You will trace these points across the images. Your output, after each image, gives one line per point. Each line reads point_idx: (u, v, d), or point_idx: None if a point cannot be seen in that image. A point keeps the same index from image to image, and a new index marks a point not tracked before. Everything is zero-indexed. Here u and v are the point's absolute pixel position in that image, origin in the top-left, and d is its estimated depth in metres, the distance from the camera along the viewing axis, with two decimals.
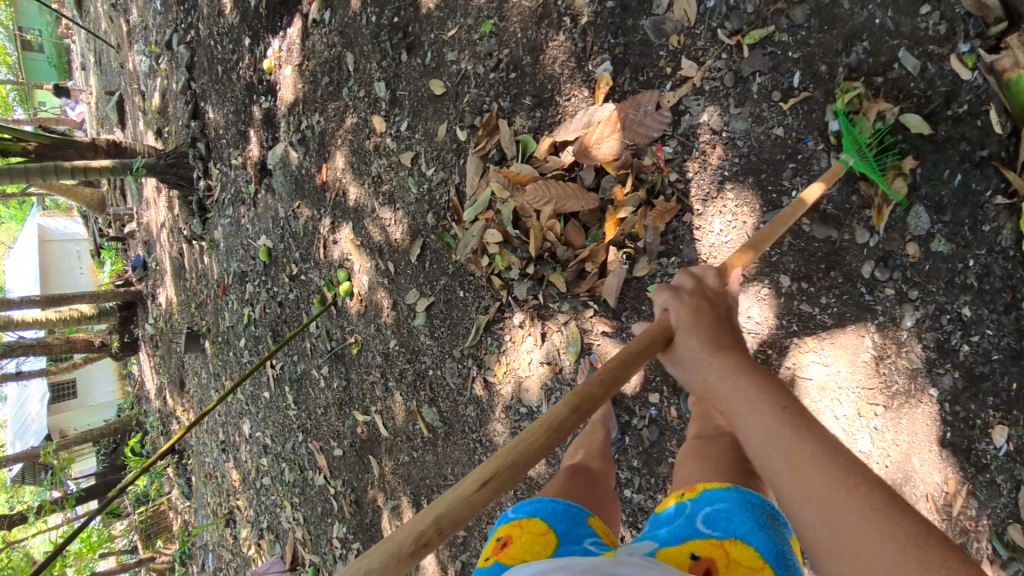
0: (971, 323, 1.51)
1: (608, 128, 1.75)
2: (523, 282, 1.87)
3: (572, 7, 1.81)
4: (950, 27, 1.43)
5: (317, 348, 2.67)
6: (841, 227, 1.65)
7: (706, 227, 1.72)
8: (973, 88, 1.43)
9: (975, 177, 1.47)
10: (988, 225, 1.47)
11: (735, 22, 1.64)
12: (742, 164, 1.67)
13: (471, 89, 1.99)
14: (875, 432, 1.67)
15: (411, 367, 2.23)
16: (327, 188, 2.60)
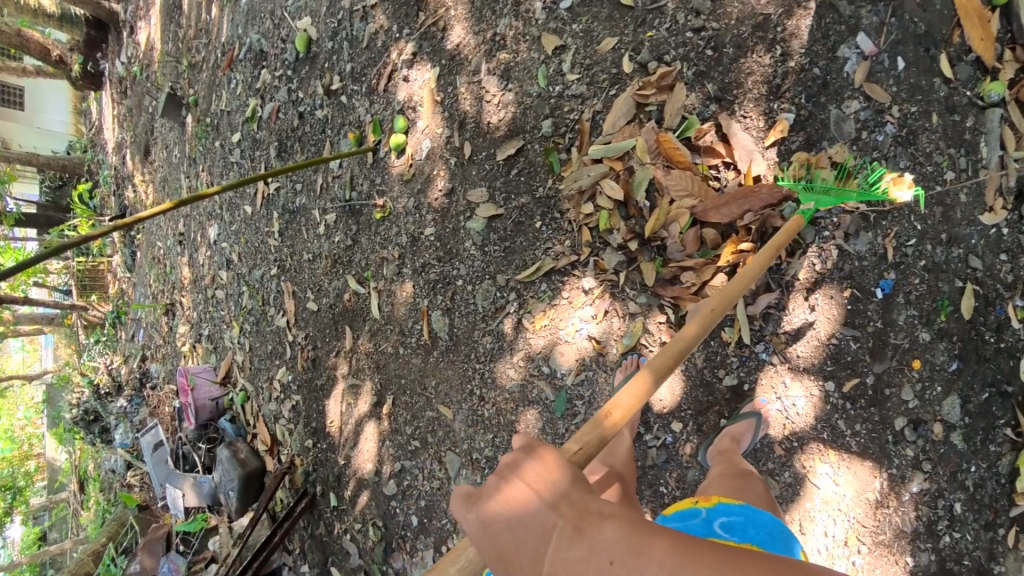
0: (957, 519, 1.57)
1: (767, 170, 1.65)
2: (616, 252, 1.70)
3: (789, 41, 1.59)
4: (1016, 280, 1.50)
5: (331, 190, 2.35)
6: (893, 374, 1.61)
7: (800, 306, 1.68)
8: (1015, 333, 1.52)
9: (997, 402, 1.53)
10: (994, 446, 1.54)
11: (889, 166, 1.57)
12: (840, 277, 1.65)
13: (662, 28, 1.68)
14: (852, 565, 1.67)
15: (437, 266, 2.00)
16: (425, 8, 2.09)
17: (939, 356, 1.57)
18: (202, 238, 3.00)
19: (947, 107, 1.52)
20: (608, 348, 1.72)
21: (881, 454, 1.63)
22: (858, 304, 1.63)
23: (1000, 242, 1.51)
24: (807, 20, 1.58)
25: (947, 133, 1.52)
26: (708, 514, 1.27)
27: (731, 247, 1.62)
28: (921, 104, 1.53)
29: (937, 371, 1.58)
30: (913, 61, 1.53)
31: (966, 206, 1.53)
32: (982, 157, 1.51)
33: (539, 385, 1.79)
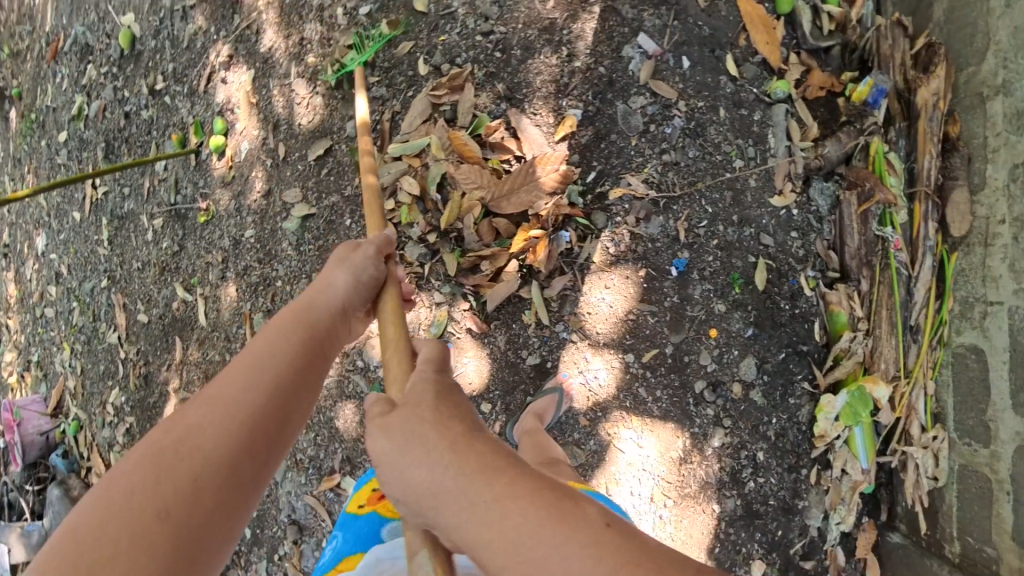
0: (760, 466, 1.89)
1: (556, 161, 1.86)
2: (419, 246, 1.83)
3: (573, 44, 1.92)
4: (806, 254, 2.05)
5: (156, 193, 2.24)
6: (692, 342, 1.86)
7: (599, 286, 1.82)
8: (809, 302, 2.04)
9: (793, 359, 2.00)
10: (793, 399, 1.98)
11: (680, 155, 1.97)
12: (636, 261, 1.86)
13: (452, 32, 1.92)
14: (659, 520, 1.85)
15: (259, 269, 1.97)
16: (238, 10, 2.10)
17: (734, 324, 1.94)
18: (28, 248, 2.71)
19: (734, 103, 2.01)
20: (416, 337, 1.81)
21: (682, 415, 1.82)
22: (653, 279, 1.86)
23: (791, 221, 2.04)
24: (591, 25, 1.93)
25: (737, 126, 2.02)
26: None
27: (523, 237, 1.79)
28: (710, 98, 2.01)
29: (732, 336, 1.93)
30: (700, 61, 2.00)
31: (756, 190, 2.02)
32: (771, 147, 2.04)
33: (354, 380, 1.80)
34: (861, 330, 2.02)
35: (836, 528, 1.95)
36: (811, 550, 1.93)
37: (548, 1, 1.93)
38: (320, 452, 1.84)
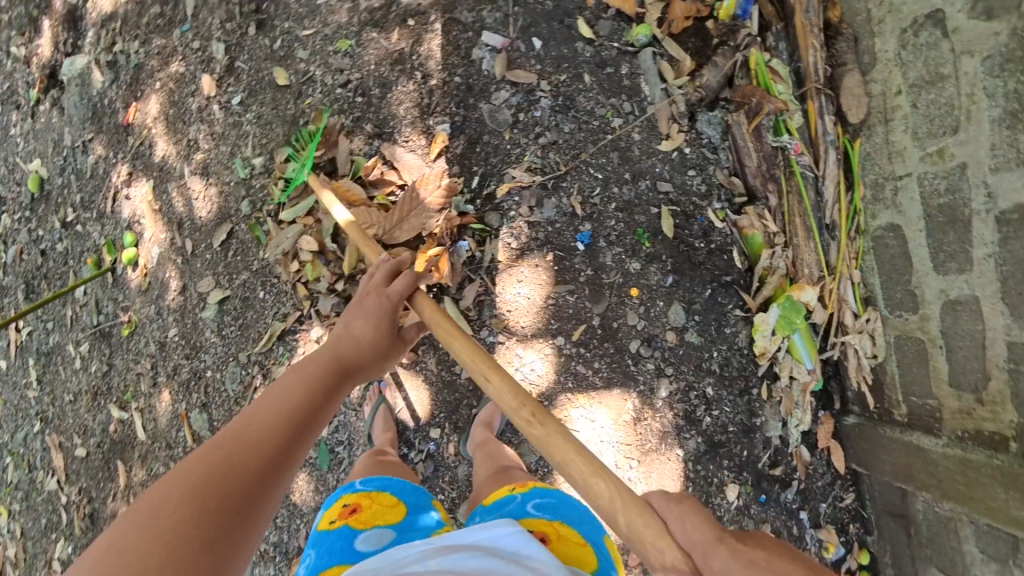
0: (713, 400, 1.98)
1: (436, 178, 1.92)
2: (330, 296, 1.82)
3: (425, 66, 1.99)
4: (708, 189, 2.14)
5: (80, 319, 2.18)
6: (616, 308, 1.93)
7: (511, 282, 1.88)
8: (723, 233, 2.14)
9: (720, 293, 2.09)
10: (729, 328, 2.07)
11: (556, 133, 2.01)
12: (542, 245, 1.92)
13: (315, 93, 1.99)
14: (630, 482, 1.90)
15: (187, 364, 1.95)
16: (131, 131, 2.13)
17: (653, 277, 2.01)
18: None
19: (597, 66, 2.08)
20: None
21: (624, 378, 1.89)
22: (563, 258, 1.92)
23: (686, 160, 2.13)
24: (437, 42, 1.99)
25: (606, 86, 2.08)
26: (522, 496, 1.24)
27: (423, 257, 1.85)
28: (570, 69, 2.05)
29: (654, 290, 2.00)
30: (552, 36, 2.07)
31: (642, 141, 2.10)
32: (647, 94, 2.13)
33: None
34: (778, 245, 2.14)
35: (796, 431, 2.05)
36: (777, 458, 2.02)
37: (392, 35, 2.00)
38: (282, 535, 1.81)
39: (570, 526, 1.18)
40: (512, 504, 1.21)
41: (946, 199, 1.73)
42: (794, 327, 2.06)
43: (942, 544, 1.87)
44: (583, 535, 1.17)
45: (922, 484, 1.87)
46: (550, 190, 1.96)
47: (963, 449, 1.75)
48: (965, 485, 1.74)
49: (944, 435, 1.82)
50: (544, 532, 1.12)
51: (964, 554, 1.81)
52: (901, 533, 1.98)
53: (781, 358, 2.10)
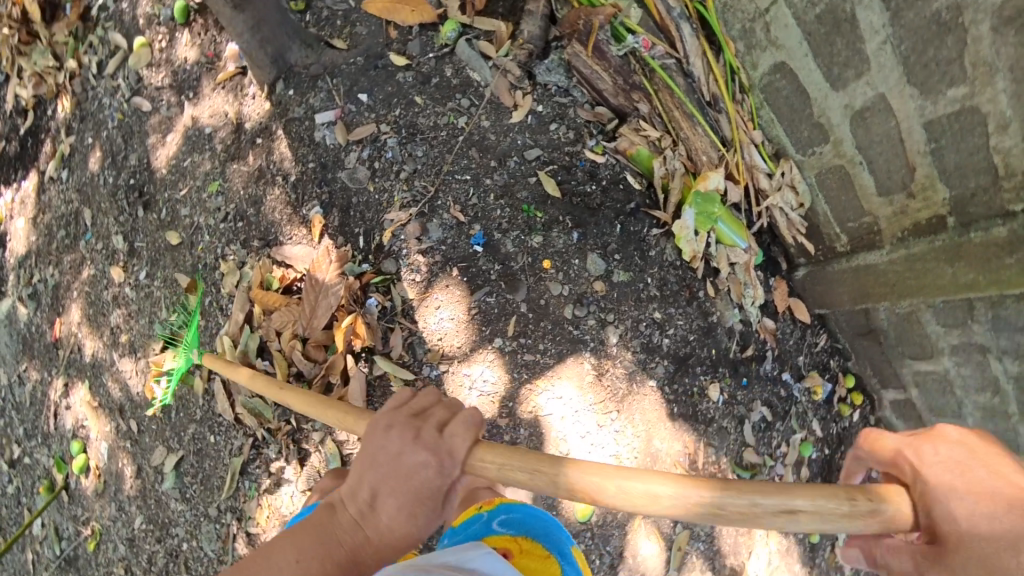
0: (664, 321, 2.07)
1: (328, 254, 1.98)
2: (274, 408, 1.91)
3: (282, 167, 2.08)
4: (577, 132, 2.15)
5: (45, 554, 2.43)
6: (536, 286, 2.00)
7: (431, 311, 1.95)
8: (611, 165, 2.15)
9: (630, 223, 2.12)
10: (653, 250, 2.11)
11: (413, 162, 2.06)
12: (444, 261, 1.98)
13: (204, 238, 2.10)
14: (617, 431, 1.99)
15: (162, 545, 2.10)
16: (61, 344, 2.36)
17: (558, 241, 2.05)
18: None
19: (424, 83, 2.12)
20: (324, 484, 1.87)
21: (576, 342, 1.98)
22: (472, 267, 1.99)
23: (543, 119, 2.14)
24: (285, 144, 2.09)
25: (439, 95, 2.11)
26: (488, 515, 1.50)
27: (341, 331, 1.93)
28: (402, 99, 2.10)
29: (564, 252, 2.05)
30: (374, 82, 2.11)
31: (493, 126, 2.12)
32: (480, 79, 2.14)
33: None
34: (667, 149, 2.14)
35: (753, 307, 2.16)
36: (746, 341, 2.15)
37: (248, 158, 2.11)
38: None
39: (534, 540, 1.47)
40: (478, 526, 1.47)
41: (822, 8, 1.69)
42: (711, 220, 2.09)
43: (909, 336, 2.06)
44: (546, 547, 1.46)
45: (880, 296, 1.96)
46: (428, 216, 2.02)
47: (906, 247, 1.83)
48: (916, 279, 1.82)
49: (887, 243, 1.89)
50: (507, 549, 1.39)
51: (931, 335, 1.98)
52: (873, 346, 2.21)
53: (715, 252, 2.15)
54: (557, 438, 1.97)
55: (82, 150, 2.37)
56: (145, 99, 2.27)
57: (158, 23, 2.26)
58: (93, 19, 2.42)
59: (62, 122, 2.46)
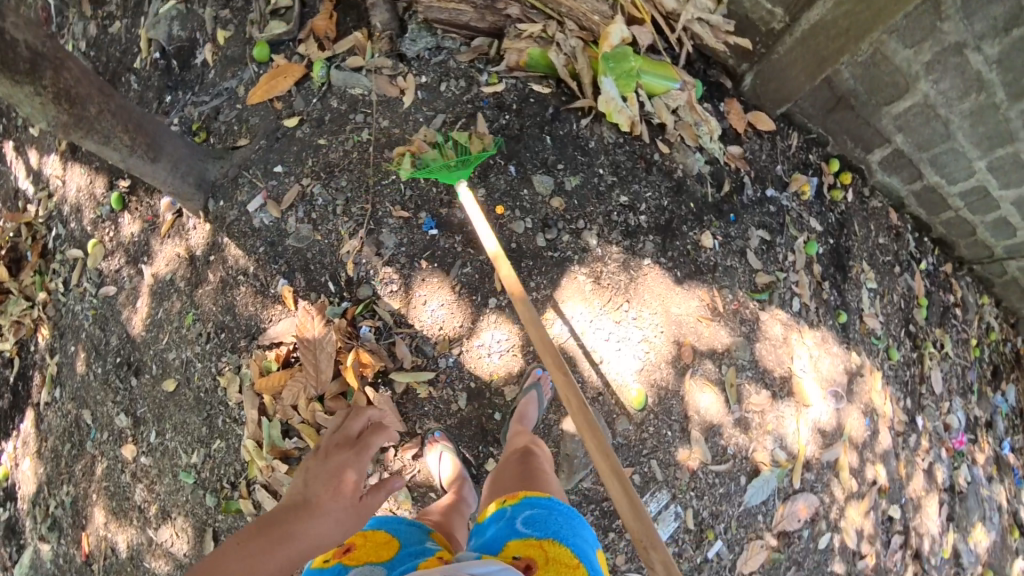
0: (629, 205, 2.15)
1: (305, 314, 1.94)
2: None
3: (237, 265, 2.03)
4: (466, 78, 2.11)
5: None
6: (501, 236, 2.02)
7: (421, 307, 1.95)
8: (513, 90, 2.12)
9: (556, 129, 2.12)
10: (590, 141, 2.15)
11: (341, 191, 2.04)
12: (406, 256, 1.99)
13: (197, 368, 2.02)
14: (636, 318, 2.08)
15: None
16: (93, 559, 2.21)
17: (494, 176, 2.06)
18: None
19: (318, 121, 2.09)
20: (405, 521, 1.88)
21: (560, 261, 2.03)
22: (437, 252, 1.99)
23: (431, 86, 2.11)
24: (234, 247, 2.05)
25: (332, 121, 2.09)
26: (512, 512, 1.36)
27: (348, 371, 1.88)
28: (305, 143, 2.09)
29: (506, 192, 2.05)
30: (281, 148, 2.11)
31: (390, 116, 2.08)
32: (362, 87, 2.10)
33: None
34: (555, 36, 2.12)
35: (713, 142, 2.33)
36: (722, 178, 2.35)
37: (210, 277, 2.05)
38: None
39: (561, 543, 1.28)
40: (503, 524, 1.33)
41: None
42: (635, 73, 2.12)
43: (880, 81, 2.15)
44: (574, 552, 1.27)
45: (840, 49, 2.09)
46: (377, 232, 2.00)
47: None
48: (866, 8, 1.96)
49: None
50: (528, 559, 1.23)
51: (901, 66, 2.07)
52: (849, 113, 2.35)
53: (652, 106, 2.21)
54: (585, 352, 2.03)
55: (68, 360, 2.26)
56: (111, 284, 2.19)
57: (103, 221, 2.24)
58: (51, 252, 2.37)
59: (46, 349, 2.36)
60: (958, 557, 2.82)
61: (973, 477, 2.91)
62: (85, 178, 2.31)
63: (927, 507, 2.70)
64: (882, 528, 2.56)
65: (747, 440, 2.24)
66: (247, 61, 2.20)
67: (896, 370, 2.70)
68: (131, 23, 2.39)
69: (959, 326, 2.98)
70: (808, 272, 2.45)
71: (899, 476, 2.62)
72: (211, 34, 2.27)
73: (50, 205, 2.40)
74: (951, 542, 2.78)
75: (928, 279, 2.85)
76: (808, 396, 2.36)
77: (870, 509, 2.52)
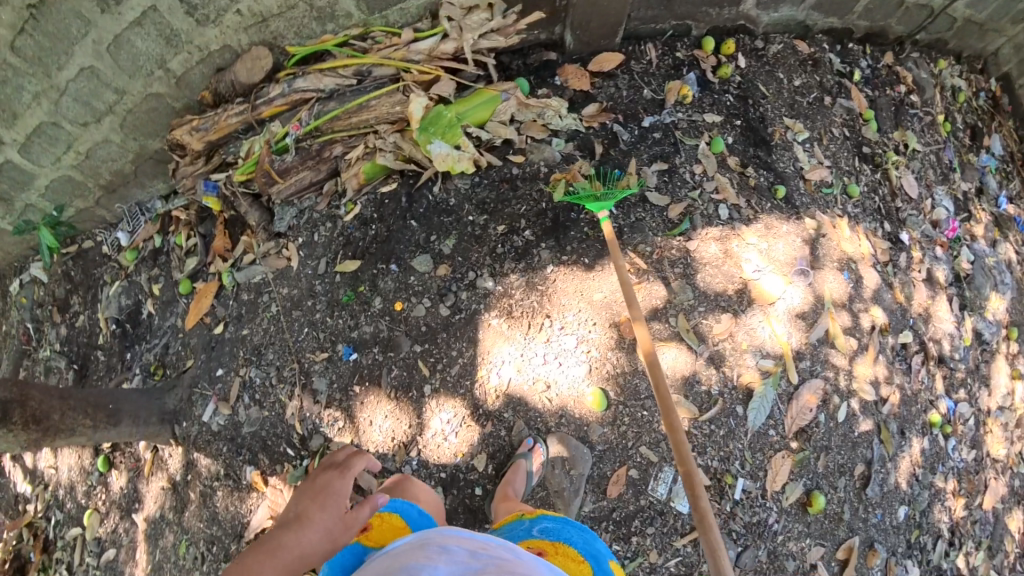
0: (511, 234, 2.22)
1: (270, 490, 2.02)
2: None
3: (203, 475, 2.11)
4: (326, 214, 2.25)
5: None
6: (406, 329, 2.07)
7: (371, 428, 2.00)
8: (368, 202, 2.25)
9: (415, 211, 2.22)
10: (452, 199, 2.24)
11: (257, 364, 2.11)
12: (337, 391, 2.04)
13: None
14: (562, 326, 2.08)
15: None
16: None
17: (385, 280, 2.12)
18: None
19: (234, 312, 2.21)
20: None
21: (472, 313, 2.07)
22: (364, 373, 2.04)
23: (309, 232, 2.24)
24: (204, 458, 2.11)
25: (239, 307, 2.22)
26: (529, 522, 1.53)
27: None
28: (221, 338, 2.20)
29: (399, 288, 2.11)
30: (205, 354, 2.21)
31: (273, 285, 2.19)
32: (261, 274, 2.23)
33: None
34: (375, 143, 2.19)
35: (566, 120, 2.42)
36: (588, 143, 2.45)
37: (191, 496, 2.12)
38: None
39: (570, 547, 1.43)
40: (519, 531, 1.50)
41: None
42: (456, 121, 2.19)
43: None
44: (582, 555, 1.42)
45: None
46: (309, 383, 2.05)
47: None
48: None
49: None
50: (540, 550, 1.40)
51: None
52: None
53: (489, 134, 2.29)
54: (530, 387, 2.00)
55: None
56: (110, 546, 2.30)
57: (94, 488, 2.35)
58: (53, 539, 2.48)
59: None
60: (979, 335, 2.89)
61: (975, 253, 3.01)
62: (75, 455, 2.42)
63: (936, 311, 2.76)
64: (898, 361, 2.59)
65: (729, 372, 2.34)
66: (166, 297, 2.41)
67: (860, 205, 2.75)
68: (91, 312, 2.57)
69: (921, 111, 3.10)
70: (731, 168, 2.59)
71: (896, 305, 2.63)
72: (150, 291, 2.47)
73: (47, 495, 2.51)
74: (970, 326, 2.86)
75: (868, 85, 3.00)
76: (770, 292, 2.42)
77: (879, 353, 2.53)
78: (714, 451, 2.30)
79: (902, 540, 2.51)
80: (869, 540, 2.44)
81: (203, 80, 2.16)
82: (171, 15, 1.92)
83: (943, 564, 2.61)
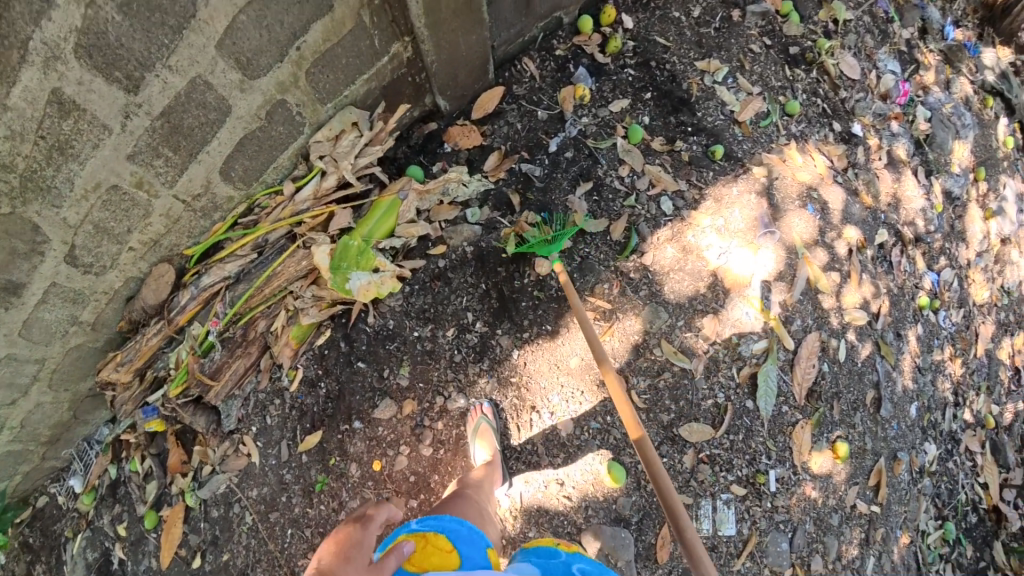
0: (461, 339, 2.03)
1: None
2: None
3: None
4: (268, 395, 1.98)
5: None
6: (386, 491, 1.91)
7: None
8: (308, 361, 2.01)
9: (359, 353, 2.00)
10: (392, 323, 2.03)
11: None
12: None
13: None
14: (551, 412, 1.96)
15: None
16: None
17: (350, 444, 1.94)
18: None
19: (205, 540, 1.95)
20: None
21: (457, 443, 1.94)
22: None
23: (257, 419, 1.97)
24: None
25: (206, 534, 1.96)
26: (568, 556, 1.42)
27: None
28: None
29: (369, 448, 1.94)
30: None
31: (234, 500, 1.95)
32: (225, 484, 1.96)
33: None
34: (293, 304, 1.95)
35: (471, 184, 2.19)
36: (503, 197, 2.23)
37: None
38: None
39: None
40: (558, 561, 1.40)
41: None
42: (363, 243, 1.95)
43: None
44: None
45: None
46: None
47: None
48: None
49: None
50: None
51: None
52: None
53: (400, 237, 2.06)
54: (545, 492, 1.91)
55: None
56: None
57: None
58: None
59: None
60: (950, 194, 2.79)
61: (931, 107, 2.84)
62: None
63: (904, 191, 2.63)
64: (879, 267, 2.49)
65: (728, 370, 2.23)
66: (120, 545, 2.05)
67: (803, 118, 2.56)
68: None
69: None
70: (658, 152, 2.39)
71: (866, 213, 2.48)
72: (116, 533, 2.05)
73: None
74: (940, 189, 2.74)
75: None
76: (743, 275, 2.26)
77: (861, 273, 2.41)
78: (739, 459, 2.21)
79: (917, 433, 2.48)
80: (892, 453, 2.39)
81: (120, 312, 1.85)
82: (71, 280, 1.63)
83: (954, 427, 2.65)
